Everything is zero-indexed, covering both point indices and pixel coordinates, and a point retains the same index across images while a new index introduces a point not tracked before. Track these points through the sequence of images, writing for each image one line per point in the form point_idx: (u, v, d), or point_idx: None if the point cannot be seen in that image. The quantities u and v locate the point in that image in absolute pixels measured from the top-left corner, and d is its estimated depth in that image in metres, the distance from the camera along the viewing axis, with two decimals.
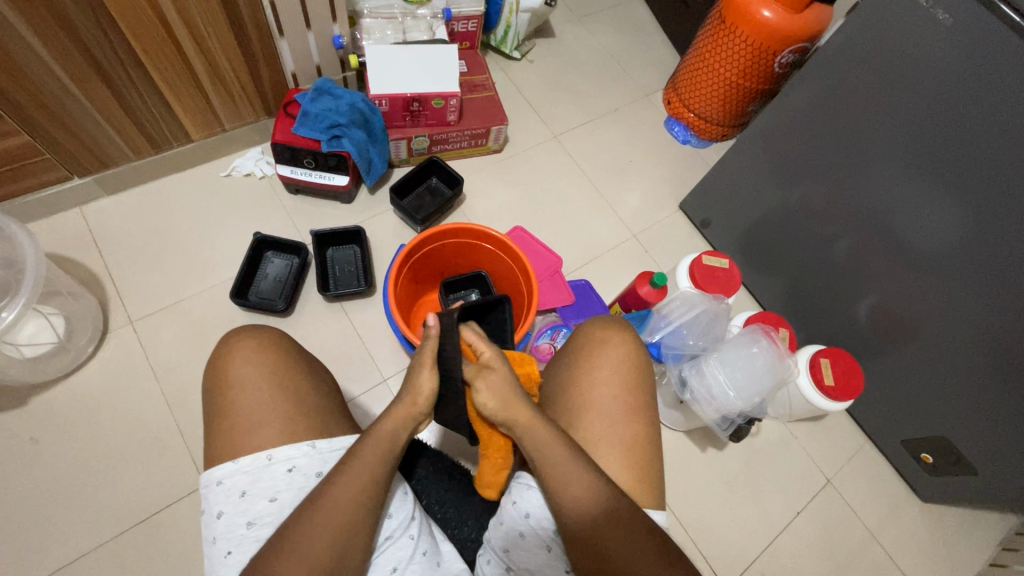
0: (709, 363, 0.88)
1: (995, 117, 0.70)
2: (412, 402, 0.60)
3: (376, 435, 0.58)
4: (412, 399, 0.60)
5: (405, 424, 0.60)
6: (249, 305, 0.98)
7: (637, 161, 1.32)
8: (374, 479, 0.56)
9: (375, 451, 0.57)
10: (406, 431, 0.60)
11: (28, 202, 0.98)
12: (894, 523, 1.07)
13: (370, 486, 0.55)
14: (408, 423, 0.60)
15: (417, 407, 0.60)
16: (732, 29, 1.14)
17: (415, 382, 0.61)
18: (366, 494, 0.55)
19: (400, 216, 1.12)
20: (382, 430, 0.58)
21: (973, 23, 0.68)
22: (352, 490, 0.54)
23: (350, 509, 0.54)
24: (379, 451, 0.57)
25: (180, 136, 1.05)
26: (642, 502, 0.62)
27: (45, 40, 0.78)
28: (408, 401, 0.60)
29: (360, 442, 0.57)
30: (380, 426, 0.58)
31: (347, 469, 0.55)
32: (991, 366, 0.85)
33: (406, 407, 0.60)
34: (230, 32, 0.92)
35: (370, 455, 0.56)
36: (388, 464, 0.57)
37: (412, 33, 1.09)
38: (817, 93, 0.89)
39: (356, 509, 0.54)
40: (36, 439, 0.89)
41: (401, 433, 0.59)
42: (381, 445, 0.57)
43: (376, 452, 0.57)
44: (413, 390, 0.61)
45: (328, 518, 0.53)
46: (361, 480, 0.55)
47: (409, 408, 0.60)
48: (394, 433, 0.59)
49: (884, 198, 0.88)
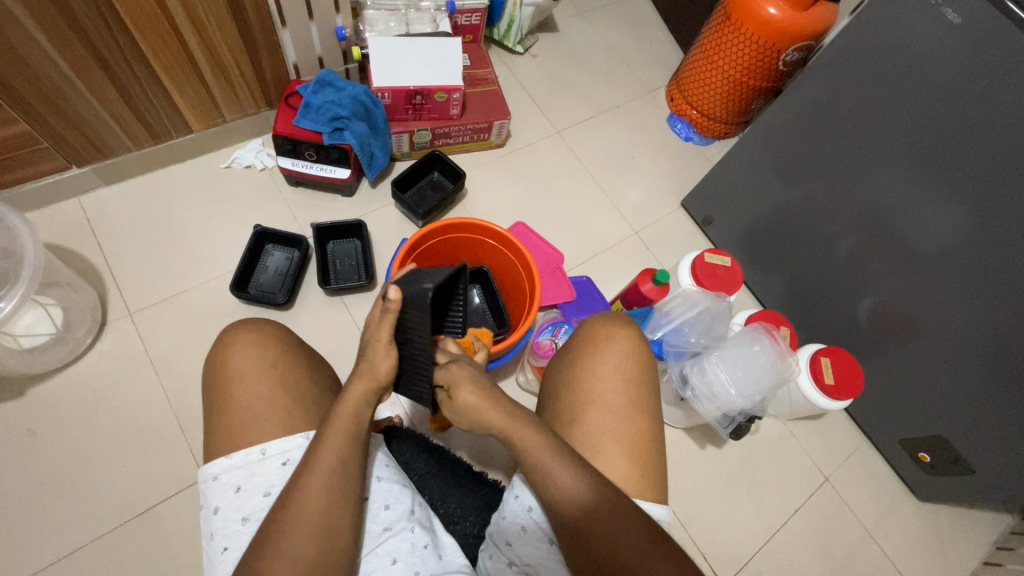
0: (710, 361, 0.88)
1: (1002, 118, 0.70)
2: (371, 378, 0.58)
3: (338, 418, 0.56)
4: (371, 375, 0.58)
5: (364, 403, 0.58)
6: (248, 298, 0.98)
7: (639, 158, 1.32)
8: (342, 461, 0.55)
9: (339, 434, 0.55)
10: (368, 408, 0.58)
11: (25, 191, 0.97)
12: (890, 522, 1.08)
13: (343, 468, 0.54)
14: (368, 401, 0.58)
15: (376, 383, 0.58)
16: (738, 26, 1.13)
17: (373, 361, 0.58)
18: (342, 479, 0.54)
19: (401, 210, 1.12)
20: (344, 412, 0.56)
21: (982, 23, 0.68)
22: (324, 474, 0.53)
23: (327, 492, 0.53)
24: (342, 435, 0.56)
25: (180, 127, 1.04)
26: (645, 498, 0.62)
27: (43, 27, 0.77)
28: (367, 377, 0.58)
29: (324, 426, 0.56)
30: (342, 407, 0.57)
31: (315, 455, 0.54)
32: (993, 368, 0.85)
33: (364, 384, 0.58)
34: (231, 21, 0.91)
35: (337, 439, 0.55)
36: (355, 445, 0.56)
37: (415, 26, 1.08)
38: (822, 91, 0.88)
39: (338, 492, 0.54)
40: (33, 431, 0.88)
41: (362, 411, 0.58)
42: (344, 427, 0.56)
43: (339, 437, 0.55)
44: (370, 367, 0.58)
45: (308, 502, 0.52)
46: (330, 461, 0.54)
47: (368, 384, 0.58)
48: (355, 414, 0.57)
49: (886, 198, 0.87)
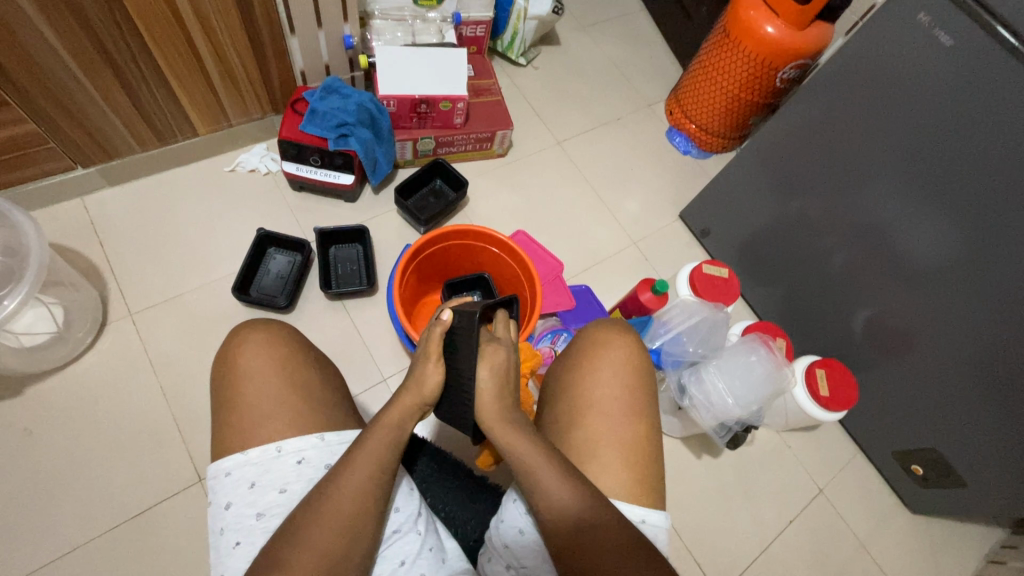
0: (708, 371, 0.89)
1: (994, 138, 0.72)
2: (418, 392, 0.59)
3: (384, 423, 0.58)
4: (417, 389, 0.59)
5: (411, 413, 0.59)
6: (251, 300, 0.98)
7: (638, 170, 1.34)
8: (380, 467, 0.55)
9: (383, 439, 0.57)
10: (412, 419, 0.59)
11: (30, 190, 0.98)
12: (884, 534, 1.09)
13: (380, 473, 0.55)
14: (414, 413, 0.59)
15: (422, 397, 0.59)
16: (736, 43, 1.16)
17: (421, 374, 0.60)
18: (376, 481, 0.55)
19: (403, 216, 1.13)
20: (388, 419, 0.58)
21: (974, 44, 0.70)
22: (363, 475, 0.54)
23: (360, 494, 0.54)
24: (383, 439, 0.57)
25: (187, 129, 1.05)
26: (644, 504, 0.63)
27: (55, 26, 0.78)
28: (414, 391, 0.59)
29: (368, 430, 0.57)
30: (387, 414, 0.58)
31: (355, 456, 0.55)
32: (985, 382, 0.86)
33: (411, 397, 0.59)
34: (241, 26, 0.92)
35: (378, 443, 0.56)
36: (396, 451, 0.57)
37: (421, 36, 1.11)
38: (820, 108, 0.90)
39: (367, 493, 0.54)
40: (31, 430, 0.88)
41: (407, 421, 0.59)
42: (389, 432, 0.57)
43: (382, 441, 0.57)
44: (418, 381, 0.60)
45: (341, 502, 0.53)
46: (366, 468, 0.55)
47: (414, 398, 0.60)
48: (401, 421, 0.58)
49: (883, 214, 0.89)
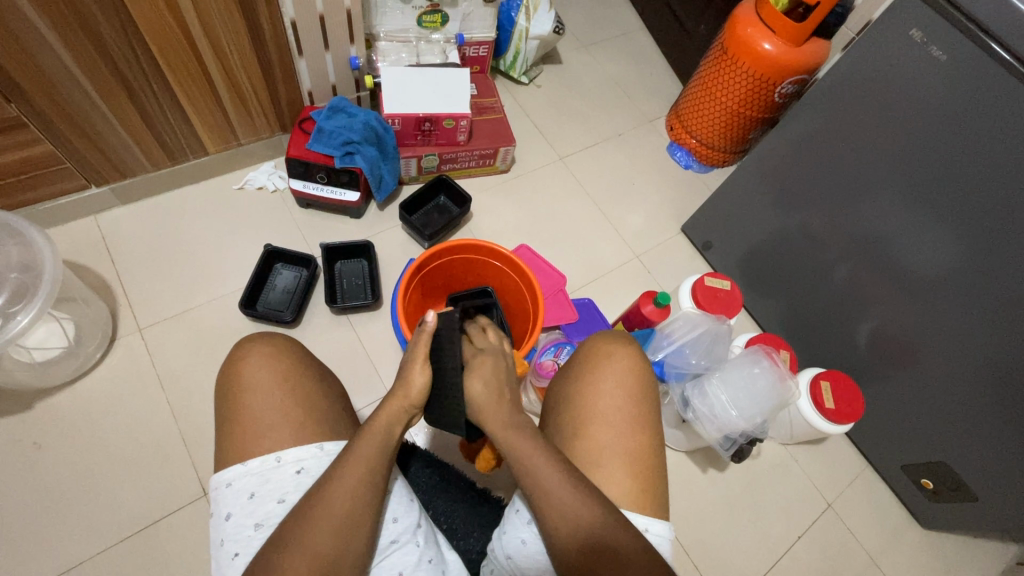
0: (710, 383, 0.89)
1: (988, 149, 0.73)
2: (405, 396, 0.62)
3: (373, 427, 0.59)
4: (405, 393, 0.62)
5: (398, 417, 0.61)
6: (257, 315, 0.99)
7: (640, 184, 1.36)
8: (373, 470, 0.56)
9: (372, 443, 0.57)
10: (399, 424, 0.61)
11: (44, 209, 1.00)
12: (895, 550, 1.07)
13: (370, 476, 0.56)
14: (401, 417, 0.61)
15: (408, 400, 0.62)
16: (734, 60, 1.18)
17: (408, 375, 0.64)
18: (367, 484, 0.55)
19: (408, 232, 1.15)
20: (377, 424, 0.59)
21: (966, 59, 0.71)
22: (353, 478, 0.55)
23: (353, 497, 0.54)
24: (374, 443, 0.58)
25: (196, 149, 1.08)
26: (647, 515, 0.62)
27: (73, 51, 0.81)
28: (401, 395, 0.62)
29: (357, 434, 0.58)
30: (377, 418, 0.59)
31: (348, 460, 0.56)
32: (992, 394, 0.86)
33: (399, 399, 0.62)
34: (251, 49, 0.95)
35: (368, 446, 0.57)
36: (385, 455, 0.58)
37: (426, 57, 1.14)
38: (817, 123, 0.92)
39: (361, 495, 0.55)
40: (39, 444, 0.89)
41: (395, 425, 0.60)
42: (377, 437, 0.58)
43: (372, 445, 0.57)
44: (405, 384, 0.63)
45: (331, 504, 0.53)
46: (360, 470, 0.55)
47: (401, 402, 0.62)
48: (388, 425, 0.60)
49: (884, 226, 0.89)
